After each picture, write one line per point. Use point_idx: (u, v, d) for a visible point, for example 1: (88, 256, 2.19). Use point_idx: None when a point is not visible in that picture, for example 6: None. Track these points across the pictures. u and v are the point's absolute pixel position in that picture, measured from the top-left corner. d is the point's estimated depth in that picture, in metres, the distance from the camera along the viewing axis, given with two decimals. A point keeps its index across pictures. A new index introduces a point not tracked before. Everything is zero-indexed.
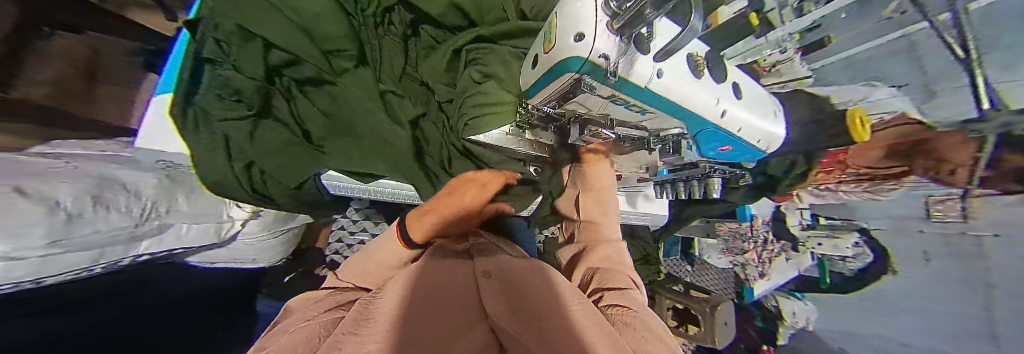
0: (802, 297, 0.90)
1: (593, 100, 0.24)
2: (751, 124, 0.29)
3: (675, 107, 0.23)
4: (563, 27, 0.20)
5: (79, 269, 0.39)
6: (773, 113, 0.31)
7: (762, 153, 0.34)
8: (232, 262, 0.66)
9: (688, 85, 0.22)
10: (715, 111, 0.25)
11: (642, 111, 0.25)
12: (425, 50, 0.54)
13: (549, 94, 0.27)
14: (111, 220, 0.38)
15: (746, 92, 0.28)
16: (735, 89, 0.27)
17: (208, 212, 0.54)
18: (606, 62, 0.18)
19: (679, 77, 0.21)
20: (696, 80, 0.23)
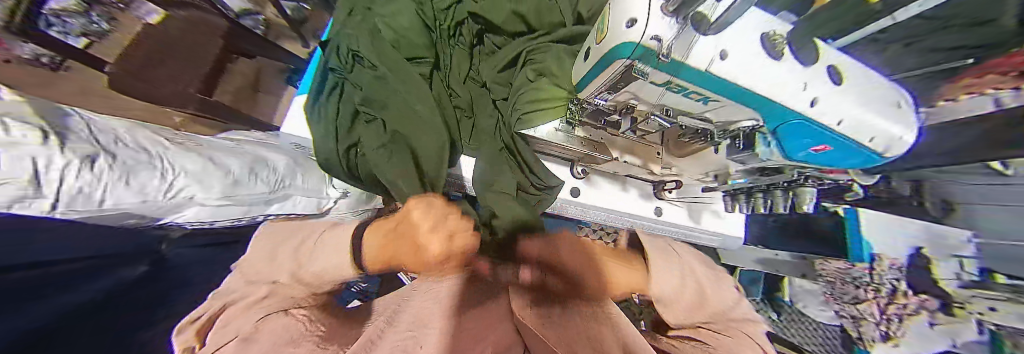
0: None
1: (647, 84, 0.23)
2: (859, 118, 0.24)
3: (745, 94, 0.22)
4: (615, 20, 0.22)
5: (235, 218, 0.54)
6: (893, 107, 0.26)
7: (878, 158, 0.27)
8: None
9: (762, 68, 0.20)
10: (803, 99, 0.22)
11: (704, 100, 0.24)
12: (487, 54, 0.61)
13: (599, 86, 0.28)
14: (254, 187, 0.53)
15: (851, 79, 0.24)
16: (833, 76, 0.23)
17: (314, 188, 0.68)
18: (655, 44, 0.18)
19: (749, 58, 0.20)
20: (776, 62, 0.20)
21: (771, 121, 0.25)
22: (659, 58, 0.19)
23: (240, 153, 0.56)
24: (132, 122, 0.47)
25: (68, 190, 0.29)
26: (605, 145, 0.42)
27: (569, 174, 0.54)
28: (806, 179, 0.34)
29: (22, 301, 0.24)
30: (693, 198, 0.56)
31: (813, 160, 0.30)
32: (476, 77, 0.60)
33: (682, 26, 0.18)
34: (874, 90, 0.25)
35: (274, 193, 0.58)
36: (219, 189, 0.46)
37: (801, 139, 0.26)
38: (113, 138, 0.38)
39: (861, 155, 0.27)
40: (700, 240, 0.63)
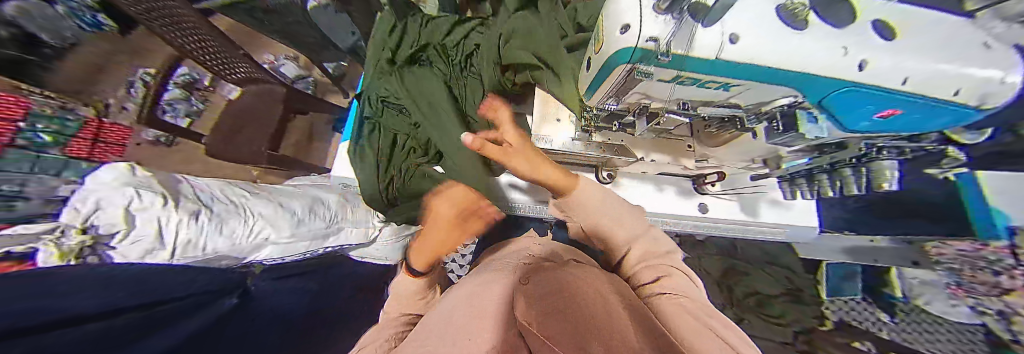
0: None
1: (652, 82, 0.23)
2: (934, 73, 0.20)
3: (770, 73, 0.20)
4: (610, 28, 0.23)
5: (302, 252, 0.61)
6: (985, 48, 0.21)
7: (974, 112, 0.22)
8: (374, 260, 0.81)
9: (788, 43, 0.19)
10: (849, 65, 0.19)
11: (728, 86, 0.22)
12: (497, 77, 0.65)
13: (606, 94, 0.28)
14: (314, 223, 0.60)
15: (906, 31, 0.21)
16: (882, 33, 0.20)
17: (363, 218, 0.73)
18: (652, 46, 0.19)
19: (766, 36, 0.18)
20: (807, 33, 0.19)
21: (816, 94, 0.22)
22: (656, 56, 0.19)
23: (303, 196, 0.64)
24: (224, 181, 0.58)
25: (179, 241, 0.39)
26: (626, 146, 0.41)
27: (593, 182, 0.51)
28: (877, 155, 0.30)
29: (152, 330, 0.31)
30: (742, 189, 0.50)
31: (905, 124, 0.25)
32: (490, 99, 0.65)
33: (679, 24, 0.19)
34: (948, 38, 0.21)
35: (331, 228, 0.65)
36: (288, 229, 0.54)
37: (861, 106, 0.22)
38: (211, 198, 0.48)
39: (950, 112, 0.22)
40: (766, 236, 0.53)
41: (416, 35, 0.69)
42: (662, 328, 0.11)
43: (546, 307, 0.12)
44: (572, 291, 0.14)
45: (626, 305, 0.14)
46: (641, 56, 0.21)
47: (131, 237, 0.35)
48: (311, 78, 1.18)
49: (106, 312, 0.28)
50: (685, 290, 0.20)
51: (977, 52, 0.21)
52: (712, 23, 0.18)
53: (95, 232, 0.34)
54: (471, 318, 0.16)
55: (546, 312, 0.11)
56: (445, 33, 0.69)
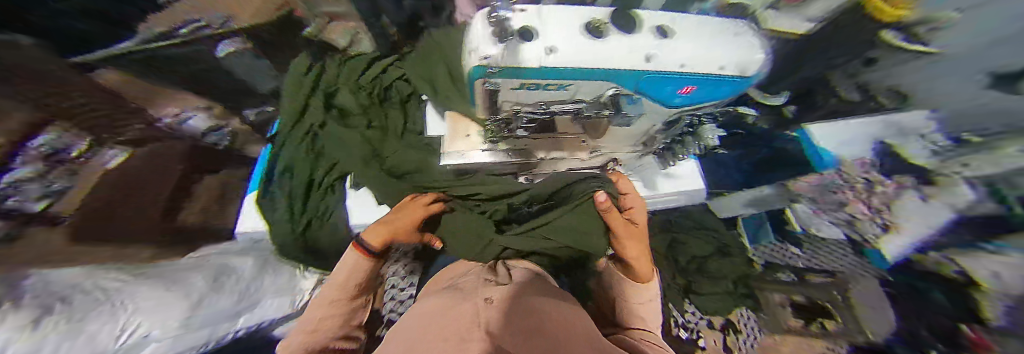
0: None
1: (507, 93, 0.28)
2: (703, 59, 0.26)
3: (583, 74, 0.25)
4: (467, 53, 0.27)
5: (199, 345, 0.59)
6: (736, 35, 0.29)
7: (741, 84, 0.30)
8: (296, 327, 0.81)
9: (593, 48, 0.23)
10: (639, 56, 0.24)
11: (564, 88, 0.27)
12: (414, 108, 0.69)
13: (480, 106, 0.32)
14: (218, 302, 0.65)
15: (680, 30, 0.28)
16: (659, 33, 0.26)
17: (285, 287, 0.81)
18: (488, 63, 0.23)
19: (572, 45, 0.23)
20: (607, 39, 0.24)
21: (629, 85, 0.28)
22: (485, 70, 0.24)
23: (179, 276, 0.66)
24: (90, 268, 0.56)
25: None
26: (529, 148, 0.47)
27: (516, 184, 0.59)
28: (696, 118, 0.40)
29: None
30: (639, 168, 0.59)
31: (705, 101, 0.33)
32: (413, 128, 0.67)
33: (507, 43, 0.23)
34: (710, 30, 0.29)
35: (238, 305, 0.69)
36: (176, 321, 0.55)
37: (666, 91, 0.29)
38: (71, 295, 0.46)
39: (728, 85, 0.30)
40: (667, 202, 0.63)
41: (325, 73, 0.65)
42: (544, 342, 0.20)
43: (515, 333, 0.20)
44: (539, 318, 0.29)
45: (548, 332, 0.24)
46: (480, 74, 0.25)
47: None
48: (226, 128, 0.99)
49: None
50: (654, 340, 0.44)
51: (736, 38, 0.29)
52: (534, 41, 0.23)
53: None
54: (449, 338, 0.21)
55: (517, 328, 0.23)
56: (359, 70, 0.68)
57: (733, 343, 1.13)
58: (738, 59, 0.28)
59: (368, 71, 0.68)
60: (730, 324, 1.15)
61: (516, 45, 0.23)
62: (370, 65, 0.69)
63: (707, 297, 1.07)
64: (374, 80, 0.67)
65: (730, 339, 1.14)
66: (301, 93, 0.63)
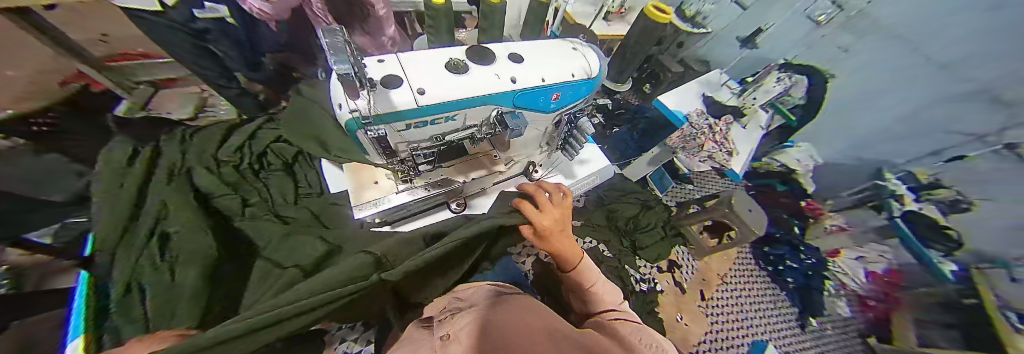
0: (795, 144, 1.43)
1: (399, 130, 0.43)
2: (527, 75, 0.45)
3: (445, 105, 0.40)
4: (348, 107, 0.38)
5: None
6: (568, 53, 0.52)
7: (588, 80, 0.52)
8: None
9: (459, 86, 0.40)
10: (502, 81, 0.43)
11: (446, 118, 0.44)
12: (306, 167, 0.95)
13: (380, 149, 0.46)
14: None
15: (528, 60, 0.47)
16: (487, 64, 0.44)
17: None
18: (359, 114, 0.36)
19: (437, 89, 0.39)
20: (460, 74, 0.41)
21: (501, 103, 0.45)
22: (358, 121, 0.37)
23: None
24: None
25: None
26: (448, 178, 0.68)
27: (451, 213, 0.70)
28: (569, 116, 0.61)
29: None
30: (554, 163, 0.82)
31: (562, 98, 0.52)
32: (307, 195, 0.90)
33: (372, 96, 0.35)
34: (551, 57, 0.49)
35: None
36: None
37: (535, 100, 0.49)
38: None
39: (569, 86, 0.50)
40: (581, 183, 0.84)
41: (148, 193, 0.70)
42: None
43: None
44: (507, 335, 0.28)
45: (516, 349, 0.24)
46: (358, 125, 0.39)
47: None
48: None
49: None
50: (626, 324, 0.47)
51: (570, 57, 0.51)
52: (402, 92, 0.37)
53: None
54: None
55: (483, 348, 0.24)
56: (233, 169, 0.86)
57: (681, 277, 1.40)
58: (572, 69, 0.49)
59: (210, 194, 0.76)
60: (675, 263, 1.41)
61: (388, 97, 0.37)
62: (226, 166, 0.85)
63: (648, 248, 1.31)
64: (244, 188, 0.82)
65: (677, 274, 1.39)
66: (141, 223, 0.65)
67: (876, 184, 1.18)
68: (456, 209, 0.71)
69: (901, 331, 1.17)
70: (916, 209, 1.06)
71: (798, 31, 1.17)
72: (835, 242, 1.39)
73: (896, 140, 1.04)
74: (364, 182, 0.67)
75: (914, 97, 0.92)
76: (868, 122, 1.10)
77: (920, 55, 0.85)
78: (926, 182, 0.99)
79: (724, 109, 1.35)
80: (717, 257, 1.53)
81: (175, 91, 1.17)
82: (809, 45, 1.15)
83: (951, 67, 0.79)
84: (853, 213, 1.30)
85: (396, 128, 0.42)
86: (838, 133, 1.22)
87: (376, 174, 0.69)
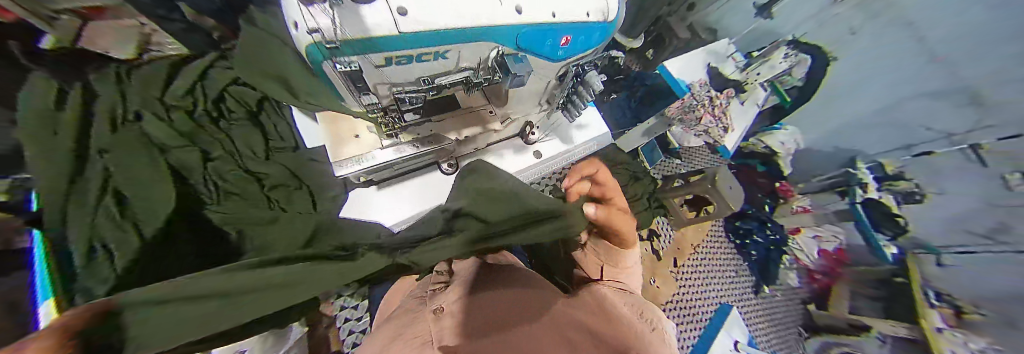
0: (782, 126, 1.47)
1: (374, 65, 0.37)
2: (533, 8, 0.38)
3: (431, 36, 0.34)
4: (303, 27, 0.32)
5: None
6: None
7: (603, 24, 0.46)
8: None
9: (451, 9, 0.33)
10: (504, 10, 0.36)
11: (435, 54, 0.38)
12: (275, 114, 0.85)
13: (358, 89, 0.42)
14: None
15: None
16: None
17: None
18: (319, 36, 0.30)
19: (425, 9, 0.32)
20: None
21: (501, 41, 0.39)
22: (324, 44, 0.31)
23: None
24: None
25: None
26: (436, 134, 0.62)
27: (442, 176, 0.69)
28: (577, 69, 0.55)
29: None
30: (551, 125, 0.79)
31: (570, 46, 0.47)
32: (280, 148, 0.82)
33: (334, 10, 0.28)
34: None
35: None
36: None
37: (541, 42, 0.43)
38: None
39: (581, 28, 0.44)
40: (577, 152, 0.82)
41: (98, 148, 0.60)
42: None
43: None
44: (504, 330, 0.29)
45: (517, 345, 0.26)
46: (326, 51, 0.33)
47: None
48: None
49: None
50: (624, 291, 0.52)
51: None
52: (375, 9, 0.30)
53: None
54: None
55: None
56: (184, 115, 0.74)
57: (658, 246, 1.52)
58: (588, 7, 0.43)
59: (165, 138, 0.67)
60: (654, 232, 1.54)
61: (357, 13, 0.29)
62: (175, 112, 0.74)
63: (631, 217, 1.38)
64: (196, 134, 0.72)
65: (655, 243, 1.52)
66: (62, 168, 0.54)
67: (847, 171, 1.30)
68: (448, 171, 0.69)
69: (835, 298, 1.40)
70: (877, 197, 1.22)
71: (812, 5, 1.14)
72: (796, 221, 1.49)
73: (872, 130, 1.15)
74: (342, 136, 0.62)
75: (909, 84, 1.00)
76: (860, 106, 1.16)
77: (912, 40, 0.95)
78: (891, 173, 1.15)
79: (727, 83, 1.31)
80: (693, 228, 1.63)
81: (109, 24, 0.87)
82: (821, 22, 1.15)
83: (940, 59, 0.91)
84: (820, 196, 1.39)
85: (375, 61, 0.36)
86: (829, 115, 1.27)
87: (355, 126, 0.64)
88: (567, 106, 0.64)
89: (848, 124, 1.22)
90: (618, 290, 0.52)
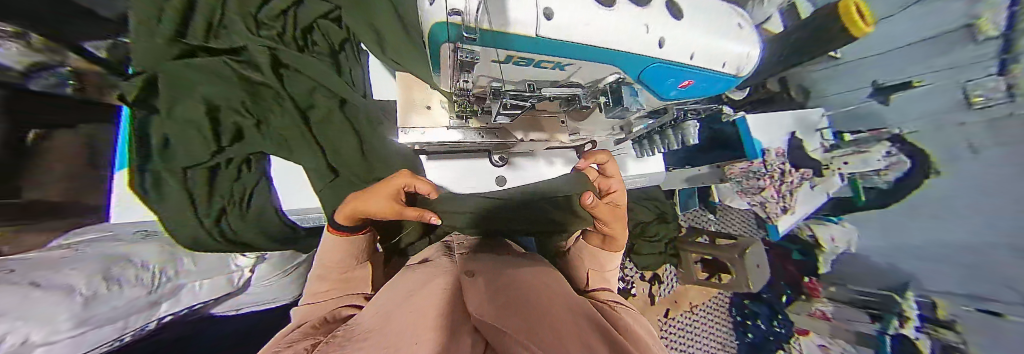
0: (839, 221, 1.37)
1: (491, 58, 0.35)
2: (675, 43, 0.35)
3: (569, 49, 0.32)
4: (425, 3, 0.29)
5: (113, 339, 0.58)
6: (737, 27, 0.41)
7: (734, 76, 0.44)
8: (250, 307, 0.93)
9: (605, 23, 0.30)
10: (649, 38, 0.33)
11: (555, 63, 0.37)
12: (352, 60, 0.82)
13: (457, 78, 0.41)
14: (132, 291, 0.61)
15: (687, 15, 0.37)
16: (637, 3, 0.32)
17: (217, 267, 0.81)
18: (458, 18, 0.26)
19: (575, 15, 0.29)
20: (606, 7, 0.30)
21: (627, 67, 0.38)
22: (463, 33, 0.28)
23: (87, 258, 0.60)
24: None
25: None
26: (505, 128, 0.62)
27: (491, 165, 0.77)
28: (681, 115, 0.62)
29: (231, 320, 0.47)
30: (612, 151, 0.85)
31: (681, 91, 0.46)
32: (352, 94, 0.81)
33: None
34: (709, 26, 0.38)
35: (153, 294, 0.65)
36: (75, 314, 0.49)
37: (664, 78, 0.41)
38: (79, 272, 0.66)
39: (703, 76, 0.42)
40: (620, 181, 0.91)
41: (141, 47, 0.61)
42: (520, 312, 0.20)
43: (494, 315, 0.19)
44: (527, 296, 0.26)
45: (546, 312, 0.23)
46: (456, 36, 0.30)
47: None
48: (67, 67, 0.66)
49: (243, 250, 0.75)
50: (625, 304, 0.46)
51: (737, 36, 0.41)
52: (520, 2, 0.27)
53: None
54: (434, 308, 0.23)
55: (488, 310, 0.21)
56: (270, 31, 0.74)
57: (657, 290, 1.51)
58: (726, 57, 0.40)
59: (253, 39, 0.71)
60: (657, 277, 1.52)
61: (502, 4, 0.27)
62: (268, 32, 0.73)
63: (644, 256, 1.35)
64: (287, 41, 0.75)
65: (655, 287, 1.51)
66: (150, 37, 0.62)
67: (888, 295, 1.26)
68: (497, 163, 0.77)
69: None
70: (912, 335, 1.18)
71: (936, 103, 1.06)
72: (808, 324, 1.39)
73: (954, 266, 1.11)
74: (415, 104, 0.62)
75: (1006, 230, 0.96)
76: (962, 234, 1.06)
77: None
78: (942, 318, 1.15)
79: (803, 160, 1.17)
80: (697, 289, 1.56)
81: None
82: (937, 125, 1.08)
83: None
84: (847, 311, 1.33)
85: (495, 57, 0.35)
86: (923, 229, 1.16)
87: (430, 97, 0.64)
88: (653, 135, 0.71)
89: (936, 245, 1.14)
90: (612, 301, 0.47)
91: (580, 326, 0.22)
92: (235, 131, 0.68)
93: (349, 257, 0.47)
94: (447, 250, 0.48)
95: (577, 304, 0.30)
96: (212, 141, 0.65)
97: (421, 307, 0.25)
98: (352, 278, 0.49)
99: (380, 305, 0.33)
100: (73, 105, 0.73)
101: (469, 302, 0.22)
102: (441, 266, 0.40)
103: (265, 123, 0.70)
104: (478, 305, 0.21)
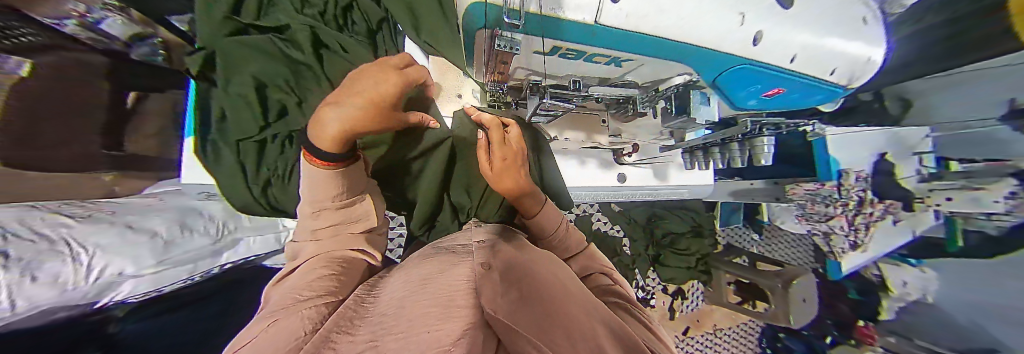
0: (918, 265, 1.08)
1: (537, 48, 0.32)
2: (773, 38, 0.29)
3: (641, 43, 0.28)
4: None
5: (194, 276, 0.66)
6: (863, 23, 0.33)
7: (839, 86, 0.37)
8: None
9: (689, 13, 0.25)
10: (742, 32, 0.28)
11: (612, 58, 0.34)
12: (389, 41, 0.82)
13: (493, 65, 0.39)
14: (196, 241, 0.69)
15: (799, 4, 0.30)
16: None
17: (267, 225, 0.93)
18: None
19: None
20: None
21: (706, 65, 0.33)
22: (504, 18, 0.26)
23: (171, 210, 0.70)
24: (63, 202, 0.56)
25: (96, 287, 0.46)
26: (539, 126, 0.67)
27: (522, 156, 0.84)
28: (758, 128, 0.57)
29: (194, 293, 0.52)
30: (655, 156, 0.79)
31: (761, 96, 0.40)
32: None
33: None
34: (822, 16, 0.31)
35: (218, 243, 0.74)
36: (155, 255, 0.57)
37: (745, 83, 0.36)
38: None
39: (800, 81, 0.35)
40: (660, 188, 0.84)
41: (206, 25, 0.68)
42: (543, 312, 0.18)
43: (507, 302, 0.17)
44: (547, 294, 0.23)
45: (573, 316, 0.20)
46: (495, 22, 0.28)
47: (64, 283, 0.41)
48: (158, 38, 0.77)
49: (243, 206, 0.75)
50: (642, 314, 0.40)
51: (858, 31, 0.33)
52: None
53: (56, 284, 0.40)
54: (448, 295, 0.22)
55: (506, 298, 0.19)
56: (316, 10, 0.77)
57: (679, 306, 1.42)
58: (836, 60, 0.33)
59: (298, 17, 0.74)
60: (682, 292, 1.42)
61: None
62: (311, 10, 0.76)
63: (670, 268, 1.30)
64: (328, 20, 0.77)
65: (678, 302, 1.41)
66: (215, 14, 0.68)
67: None
68: None
69: None
70: None
71: None
72: None
73: None
74: (449, 93, 0.75)
75: None
76: None
77: None
78: None
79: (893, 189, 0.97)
80: (725, 311, 1.45)
81: None
82: None
83: None
84: None
85: (540, 47, 0.32)
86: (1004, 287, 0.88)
87: (461, 86, 0.75)
88: (711, 147, 0.67)
89: (1002, 298, 0.89)
90: (635, 307, 0.41)
91: (605, 332, 0.20)
92: (280, 109, 0.73)
93: (337, 187, 0.43)
94: (463, 241, 0.49)
95: (600, 306, 0.28)
96: (260, 115, 0.71)
97: (435, 292, 0.23)
98: (340, 240, 0.43)
99: (387, 292, 0.32)
100: (159, 74, 0.84)
101: (481, 287, 0.21)
102: (455, 257, 0.39)
103: (305, 102, 0.74)
104: (492, 293, 0.19)
